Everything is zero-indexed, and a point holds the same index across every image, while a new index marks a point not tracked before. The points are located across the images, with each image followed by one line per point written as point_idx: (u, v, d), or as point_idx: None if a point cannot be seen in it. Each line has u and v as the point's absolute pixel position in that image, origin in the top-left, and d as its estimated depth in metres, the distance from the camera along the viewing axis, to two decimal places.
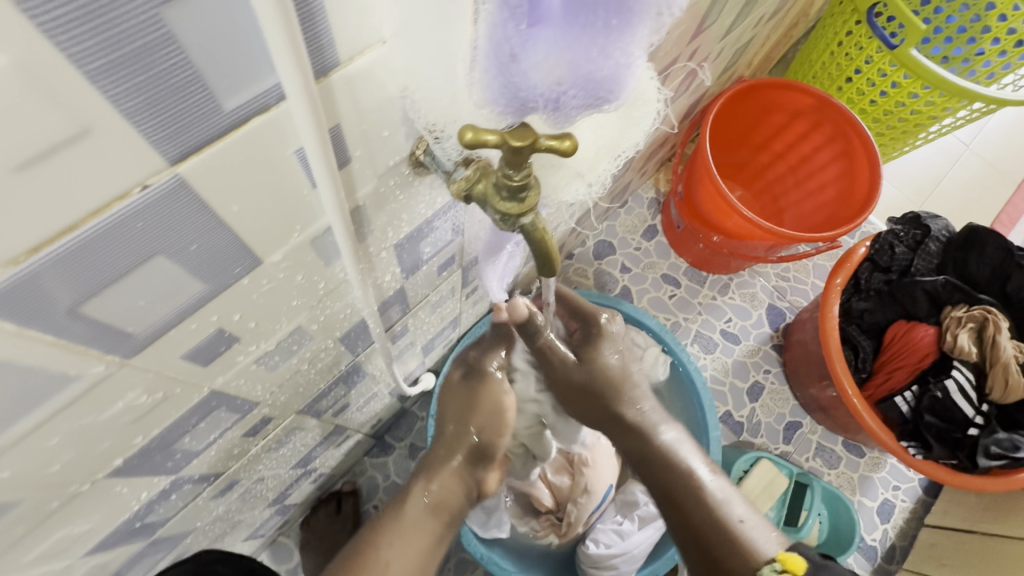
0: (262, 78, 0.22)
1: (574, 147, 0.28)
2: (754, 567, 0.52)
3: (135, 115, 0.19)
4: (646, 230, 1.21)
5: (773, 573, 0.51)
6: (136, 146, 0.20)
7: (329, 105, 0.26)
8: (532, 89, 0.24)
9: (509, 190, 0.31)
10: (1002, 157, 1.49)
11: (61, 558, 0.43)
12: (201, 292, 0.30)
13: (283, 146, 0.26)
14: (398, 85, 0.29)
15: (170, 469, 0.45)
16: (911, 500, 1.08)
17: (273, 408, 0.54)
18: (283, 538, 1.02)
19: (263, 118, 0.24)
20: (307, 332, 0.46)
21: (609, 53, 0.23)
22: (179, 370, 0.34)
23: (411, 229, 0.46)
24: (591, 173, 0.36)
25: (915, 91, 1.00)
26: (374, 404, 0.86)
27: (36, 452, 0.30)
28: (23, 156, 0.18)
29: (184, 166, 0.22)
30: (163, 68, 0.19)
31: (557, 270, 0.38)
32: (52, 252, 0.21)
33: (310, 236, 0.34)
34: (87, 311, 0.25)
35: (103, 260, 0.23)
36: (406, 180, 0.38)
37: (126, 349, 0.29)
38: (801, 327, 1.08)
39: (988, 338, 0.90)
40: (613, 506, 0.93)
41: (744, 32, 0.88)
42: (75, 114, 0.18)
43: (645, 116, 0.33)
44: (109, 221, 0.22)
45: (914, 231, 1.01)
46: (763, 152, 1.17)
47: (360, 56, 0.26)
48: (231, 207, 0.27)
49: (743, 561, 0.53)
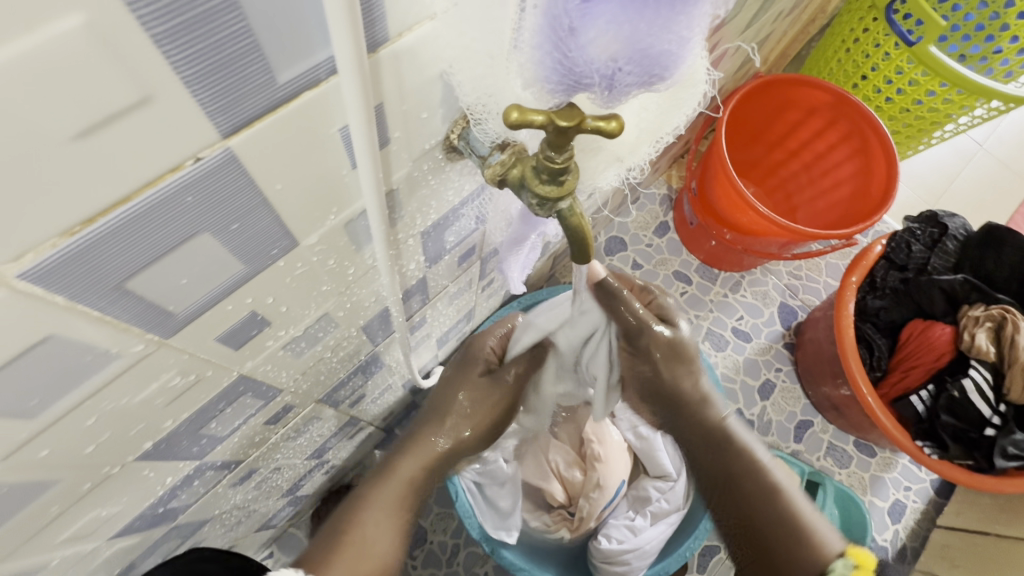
0: (316, 50, 0.22)
1: (621, 128, 0.27)
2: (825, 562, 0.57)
3: (194, 84, 0.19)
4: (659, 227, 1.21)
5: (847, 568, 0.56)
6: (193, 117, 0.20)
7: (375, 82, 0.26)
8: (586, 65, 0.24)
9: (550, 173, 0.31)
10: (1017, 157, 1.48)
11: (88, 541, 0.43)
12: (239, 273, 0.30)
13: (329, 124, 0.26)
14: (443, 63, 0.28)
15: (195, 455, 0.45)
16: (922, 501, 1.07)
17: (294, 397, 0.54)
18: (294, 529, 1.02)
19: (314, 93, 0.23)
20: (332, 319, 0.46)
21: (669, 28, 0.22)
22: (212, 353, 0.34)
23: (437, 217, 0.46)
24: (631, 157, 0.37)
25: (933, 89, 1.00)
26: (388, 396, 0.86)
27: (74, 431, 0.30)
28: (87, 122, 0.18)
29: (235, 140, 0.22)
30: (224, 36, 0.19)
31: (590, 257, 0.38)
32: (105, 223, 0.21)
33: (345, 219, 0.34)
34: (132, 287, 0.25)
35: (152, 236, 0.23)
36: (439, 165, 0.38)
37: (165, 329, 0.29)
38: (815, 325, 1.07)
39: (1007, 338, 0.89)
40: (625, 502, 0.93)
41: (763, 26, 0.87)
42: (139, 80, 0.18)
43: (690, 99, 0.32)
44: (161, 194, 0.22)
45: (931, 230, 1.01)
46: (778, 150, 1.16)
47: (409, 31, 0.25)
48: (275, 185, 0.27)
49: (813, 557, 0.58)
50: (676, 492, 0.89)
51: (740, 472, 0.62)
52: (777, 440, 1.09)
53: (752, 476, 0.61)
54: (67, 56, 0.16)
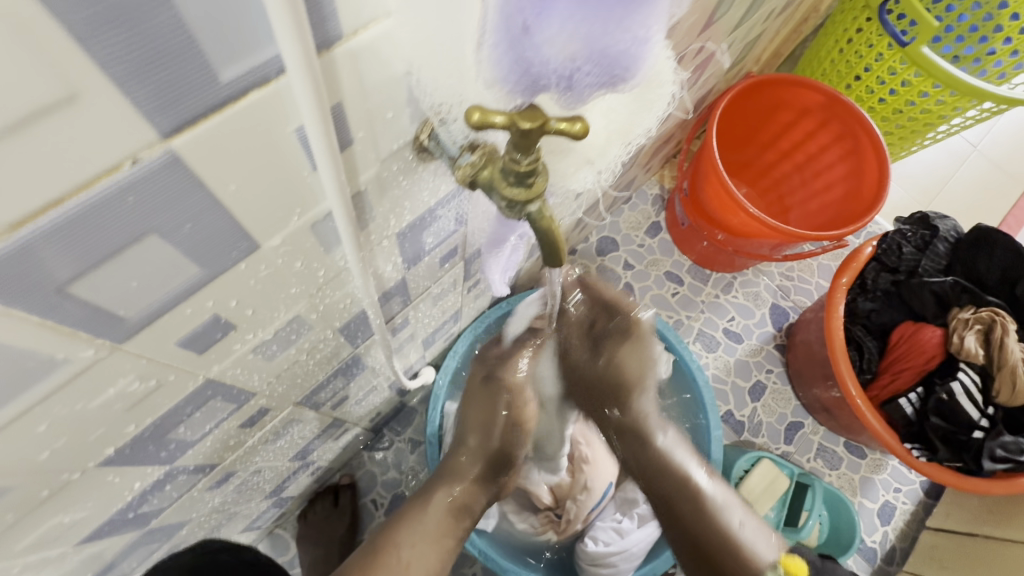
0: (260, 47, 0.21)
1: (586, 130, 0.27)
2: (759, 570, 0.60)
3: (125, 81, 0.18)
4: (650, 227, 1.20)
5: None
6: (127, 116, 0.19)
7: (331, 81, 0.25)
8: (544, 64, 0.23)
9: (517, 175, 0.30)
10: (1010, 158, 1.48)
11: (54, 547, 0.42)
12: (196, 276, 0.29)
13: (284, 123, 0.25)
14: (404, 63, 0.28)
15: (165, 459, 0.44)
16: (912, 502, 1.07)
17: (271, 399, 0.53)
18: (280, 530, 1.01)
19: (263, 92, 0.23)
20: (306, 321, 0.45)
21: (628, 26, 0.22)
22: (174, 357, 0.33)
23: (414, 218, 0.45)
24: (601, 160, 0.36)
25: (926, 90, 0.99)
26: (373, 397, 0.85)
27: (24, 438, 0.29)
28: (6, 121, 0.17)
29: (178, 141, 0.21)
30: (154, 31, 0.18)
31: (563, 261, 0.37)
32: (38, 226, 0.20)
33: (310, 221, 0.33)
34: (76, 291, 0.24)
35: (92, 238, 0.22)
36: (410, 166, 0.37)
37: (118, 333, 0.28)
38: (805, 327, 1.07)
39: (996, 340, 0.89)
40: (612, 503, 0.91)
41: (754, 26, 0.86)
42: (61, 77, 0.17)
43: (660, 100, 0.31)
44: (99, 196, 0.21)
45: (921, 232, 1.00)
46: (770, 150, 1.15)
47: (366, 29, 0.24)
48: (228, 185, 0.26)
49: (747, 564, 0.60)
50: None
51: (674, 484, 0.65)
52: (767, 442, 1.08)
53: (687, 493, 0.64)
54: None
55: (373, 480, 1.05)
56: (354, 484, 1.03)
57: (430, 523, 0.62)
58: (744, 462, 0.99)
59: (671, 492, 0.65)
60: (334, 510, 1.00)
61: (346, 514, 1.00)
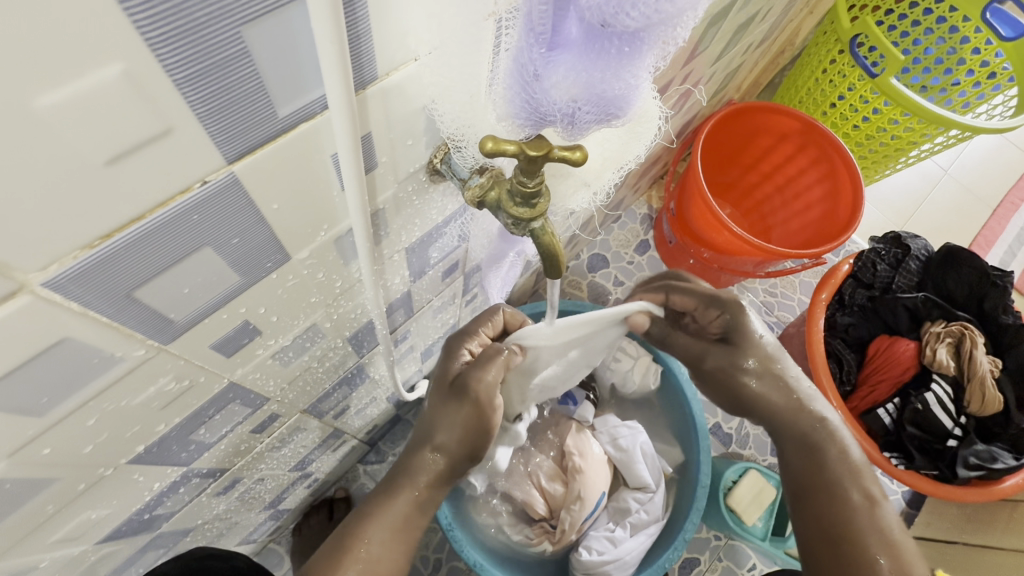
0: (307, 92, 0.25)
1: (584, 158, 0.30)
2: None
3: (207, 119, 0.22)
4: (638, 245, 1.25)
5: None
6: (205, 147, 0.23)
7: (362, 116, 0.29)
8: (551, 105, 0.28)
9: (523, 196, 0.34)
10: (978, 182, 1.57)
11: (78, 543, 0.44)
12: (237, 284, 0.32)
13: (321, 150, 0.29)
14: (426, 98, 0.32)
15: (183, 460, 0.46)
16: (895, 512, 1.10)
17: (281, 405, 0.56)
18: (274, 544, 1.02)
19: (308, 125, 0.26)
20: (320, 330, 0.48)
21: (620, 75, 0.26)
22: (207, 359, 0.36)
23: (423, 233, 0.49)
24: (596, 183, 0.40)
25: (896, 117, 1.06)
26: (372, 408, 0.87)
27: (75, 430, 0.32)
28: (115, 151, 0.20)
29: (239, 165, 0.25)
30: (236, 80, 0.22)
31: (562, 272, 0.40)
32: (120, 238, 0.23)
33: (334, 236, 0.37)
34: (140, 296, 0.27)
35: (160, 250, 0.26)
36: (423, 186, 0.41)
37: (166, 335, 0.31)
38: (788, 342, 1.11)
39: (965, 353, 0.94)
40: (606, 513, 0.95)
41: (734, 57, 0.93)
42: (162, 116, 0.20)
43: (646, 133, 0.36)
44: (170, 213, 0.24)
45: (894, 251, 1.06)
46: (752, 172, 1.22)
47: (396, 71, 0.29)
48: (272, 204, 0.29)
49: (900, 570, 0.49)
50: (654, 503, 0.92)
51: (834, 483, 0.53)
52: (754, 454, 1.12)
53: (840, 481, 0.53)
54: (105, 97, 0.19)
55: (369, 493, 1.06)
56: (348, 497, 1.05)
57: None
58: (732, 472, 1.01)
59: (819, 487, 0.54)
60: (328, 523, 1.01)
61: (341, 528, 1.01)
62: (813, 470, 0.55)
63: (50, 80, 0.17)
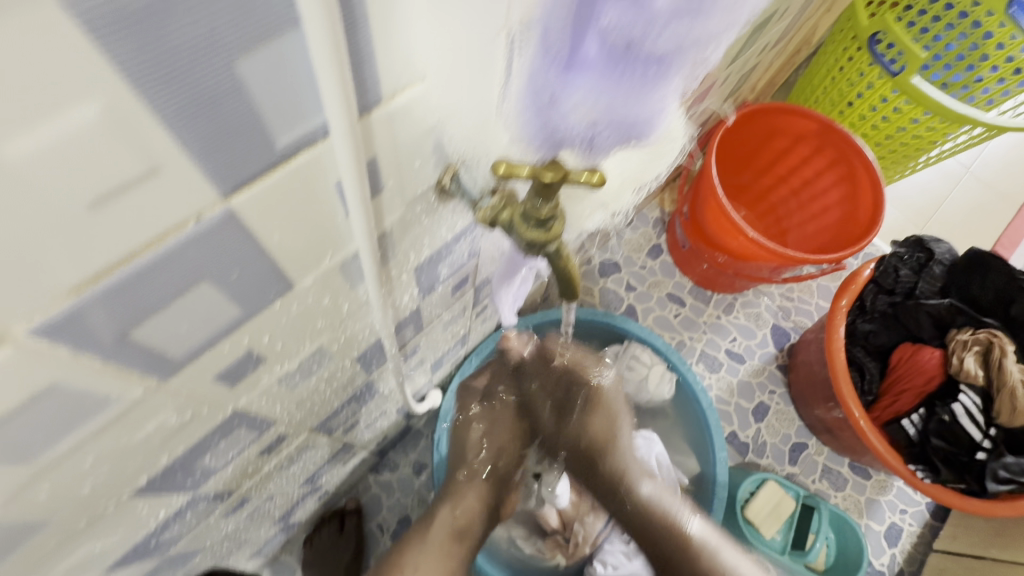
0: (307, 118, 0.23)
1: (603, 180, 0.29)
2: None
3: (198, 155, 0.20)
4: (651, 250, 1.23)
5: None
6: (197, 183, 0.21)
7: (367, 139, 0.27)
8: (568, 128, 0.26)
9: (536, 220, 0.32)
10: (1001, 179, 1.52)
11: (84, 573, 0.43)
12: (238, 316, 0.31)
13: (324, 178, 0.27)
14: (434, 118, 0.30)
15: (189, 486, 0.45)
16: (918, 524, 1.07)
17: (288, 427, 0.54)
18: (286, 556, 1.01)
19: (310, 153, 0.25)
20: (327, 351, 0.46)
21: (644, 98, 0.24)
22: (209, 391, 0.35)
23: (432, 251, 0.47)
24: (615, 204, 0.38)
25: (916, 117, 1.03)
26: (381, 421, 0.86)
27: (72, 471, 0.30)
28: (98, 193, 0.19)
29: (235, 200, 0.23)
30: (227, 112, 0.20)
31: (577, 294, 0.39)
32: (112, 280, 0.22)
33: (340, 261, 0.35)
34: (134, 337, 0.26)
35: (155, 289, 0.24)
36: (431, 206, 0.39)
37: (164, 371, 0.30)
38: (806, 348, 1.08)
39: (994, 361, 0.90)
40: (620, 526, 0.92)
41: (750, 59, 0.90)
42: (147, 154, 0.19)
43: (669, 152, 0.34)
44: (164, 252, 0.23)
45: (917, 255, 1.02)
46: (768, 175, 1.19)
47: (401, 93, 0.27)
48: (273, 236, 0.28)
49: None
50: None
51: (671, 549, 0.65)
52: (771, 463, 1.09)
53: (672, 537, 0.65)
54: (83, 138, 0.17)
55: (380, 503, 1.05)
56: (360, 508, 1.04)
57: (445, 549, 0.63)
58: (749, 483, 0.98)
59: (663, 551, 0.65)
60: (340, 536, 1.00)
61: (352, 540, 1.00)
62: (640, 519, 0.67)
63: (20, 126, 0.15)
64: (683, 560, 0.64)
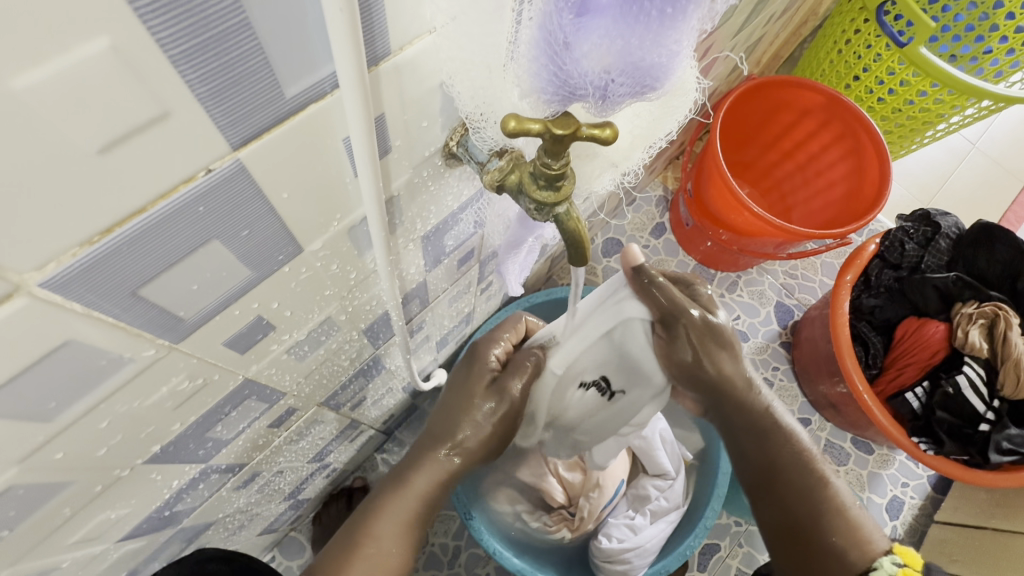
0: (317, 68, 0.23)
1: (615, 136, 0.28)
2: (871, 557, 0.55)
3: (207, 100, 0.20)
4: (655, 228, 1.22)
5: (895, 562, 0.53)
6: (208, 132, 0.21)
7: (375, 94, 0.27)
8: (582, 77, 0.25)
9: (547, 178, 0.32)
10: (1007, 155, 1.50)
11: (100, 542, 0.44)
12: (248, 279, 0.31)
13: (332, 134, 0.26)
14: (443, 74, 0.29)
15: (201, 457, 0.46)
16: (920, 496, 1.08)
17: (297, 399, 0.55)
18: (295, 532, 1.03)
19: (318, 105, 0.24)
20: (335, 322, 0.46)
21: (661, 41, 0.24)
22: (219, 357, 0.35)
23: (438, 220, 0.47)
24: (625, 163, 0.37)
25: (924, 89, 1.01)
26: (388, 399, 0.87)
27: (87, 434, 0.31)
28: (109, 136, 0.18)
29: (245, 152, 0.23)
30: (236, 55, 0.19)
31: (587, 259, 0.38)
32: (122, 233, 0.22)
33: (347, 226, 0.35)
34: (146, 294, 0.25)
35: (166, 243, 0.24)
36: (438, 171, 0.39)
37: (176, 333, 0.30)
38: (810, 325, 1.08)
39: (999, 334, 0.90)
40: (624, 501, 0.95)
41: (755, 29, 0.88)
42: (156, 98, 0.19)
43: (681, 107, 0.33)
44: (174, 206, 0.23)
45: (925, 229, 1.02)
46: (773, 150, 1.17)
47: (410, 45, 0.26)
48: (282, 193, 0.27)
49: (859, 545, 0.55)
50: (674, 490, 0.91)
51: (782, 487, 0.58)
52: None
53: (797, 468, 0.58)
54: (92, 76, 0.17)
55: None
56: (367, 486, 1.05)
57: None
58: None
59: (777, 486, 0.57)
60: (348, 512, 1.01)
61: None
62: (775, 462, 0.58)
63: (26, 59, 0.15)
64: (807, 491, 0.57)
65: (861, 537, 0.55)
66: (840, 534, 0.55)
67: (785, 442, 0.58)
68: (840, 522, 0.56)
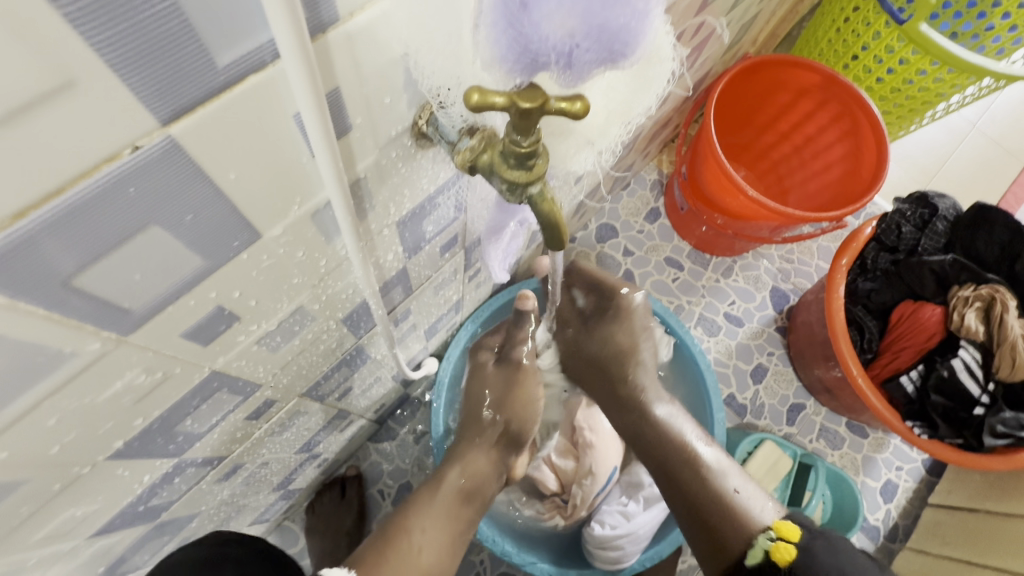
0: (250, 35, 0.21)
1: (586, 110, 0.26)
2: (751, 535, 0.57)
3: (121, 67, 0.18)
4: (649, 213, 1.20)
5: (768, 539, 0.55)
6: (127, 104, 0.19)
7: (325, 65, 0.25)
8: (543, 42, 0.24)
9: (517, 157, 0.30)
10: (1007, 135, 1.47)
11: (70, 538, 0.43)
12: (201, 267, 0.29)
13: (279, 110, 0.25)
14: (401, 45, 0.27)
15: (173, 452, 0.44)
16: (914, 480, 1.08)
17: (276, 391, 0.53)
18: (289, 522, 1.02)
19: (258, 77, 0.22)
20: (308, 312, 0.45)
21: (625, 0, 0.22)
22: (179, 349, 0.34)
23: (414, 205, 0.45)
24: (602, 141, 0.35)
25: (924, 67, 0.98)
26: (377, 388, 0.85)
27: (34, 432, 0.29)
28: (5, 108, 0.17)
29: (177, 128, 0.21)
30: (149, 18, 0.18)
31: (565, 243, 0.37)
32: (40, 217, 0.20)
33: (311, 210, 0.33)
34: (80, 284, 0.24)
35: (97, 228, 0.22)
36: (409, 152, 0.37)
37: (123, 325, 0.28)
38: (806, 309, 1.06)
39: (996, 316, 0.89)
40: (618, 487, 0.93)
41: (750, 6, 0.85)
42: (56, 64, 0.17)
43: (658, 78, 0.31)
44: (99, 186, 0.21)
45: (920, 211, 1.00)
46: (769, 132, 1.15)
47: (361, 11, 0.24)
48: (229, 174, 0.26)
49: (741, 526, 0.58)
50: None
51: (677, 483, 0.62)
52: (769, 424, 1.09)
53: (678, 459, 0.62)
54: None
55: (380, 471, 1.06)
56: (360, 475, 1.04)
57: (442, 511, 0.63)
58: (747, 444, 0.99)
59: (671, 466, 0.63)
60: (341, 501, 1.01)
61: (353, 505, 1.01)
62: (663, 453, 0.63)
63: None
64: (688, 478, 0.61)
65: (741, 517, 0.58)
66: (724, 519, 0.58)
67: (666, 433, 0.63)
68: (719, 505, 0.59)
